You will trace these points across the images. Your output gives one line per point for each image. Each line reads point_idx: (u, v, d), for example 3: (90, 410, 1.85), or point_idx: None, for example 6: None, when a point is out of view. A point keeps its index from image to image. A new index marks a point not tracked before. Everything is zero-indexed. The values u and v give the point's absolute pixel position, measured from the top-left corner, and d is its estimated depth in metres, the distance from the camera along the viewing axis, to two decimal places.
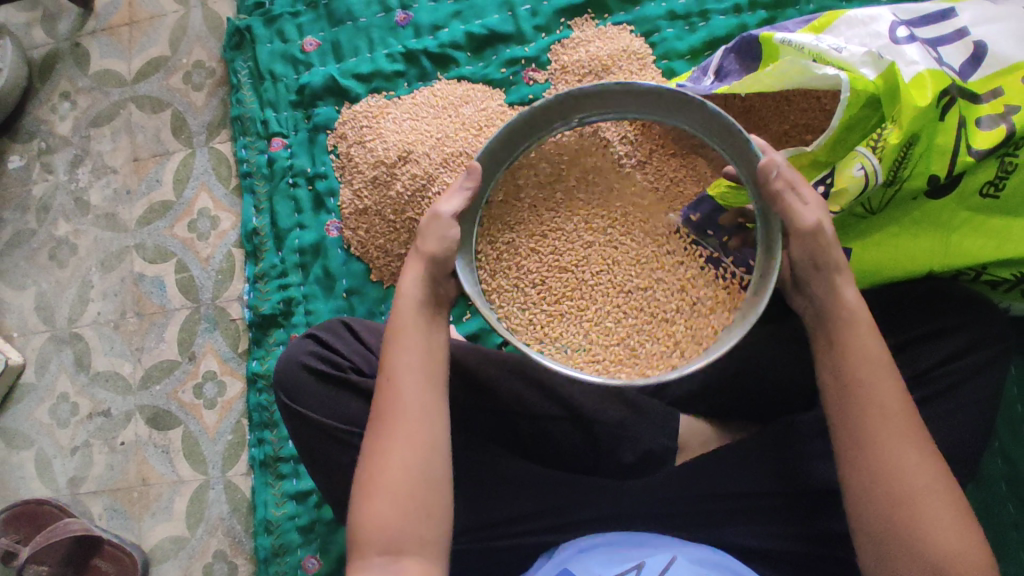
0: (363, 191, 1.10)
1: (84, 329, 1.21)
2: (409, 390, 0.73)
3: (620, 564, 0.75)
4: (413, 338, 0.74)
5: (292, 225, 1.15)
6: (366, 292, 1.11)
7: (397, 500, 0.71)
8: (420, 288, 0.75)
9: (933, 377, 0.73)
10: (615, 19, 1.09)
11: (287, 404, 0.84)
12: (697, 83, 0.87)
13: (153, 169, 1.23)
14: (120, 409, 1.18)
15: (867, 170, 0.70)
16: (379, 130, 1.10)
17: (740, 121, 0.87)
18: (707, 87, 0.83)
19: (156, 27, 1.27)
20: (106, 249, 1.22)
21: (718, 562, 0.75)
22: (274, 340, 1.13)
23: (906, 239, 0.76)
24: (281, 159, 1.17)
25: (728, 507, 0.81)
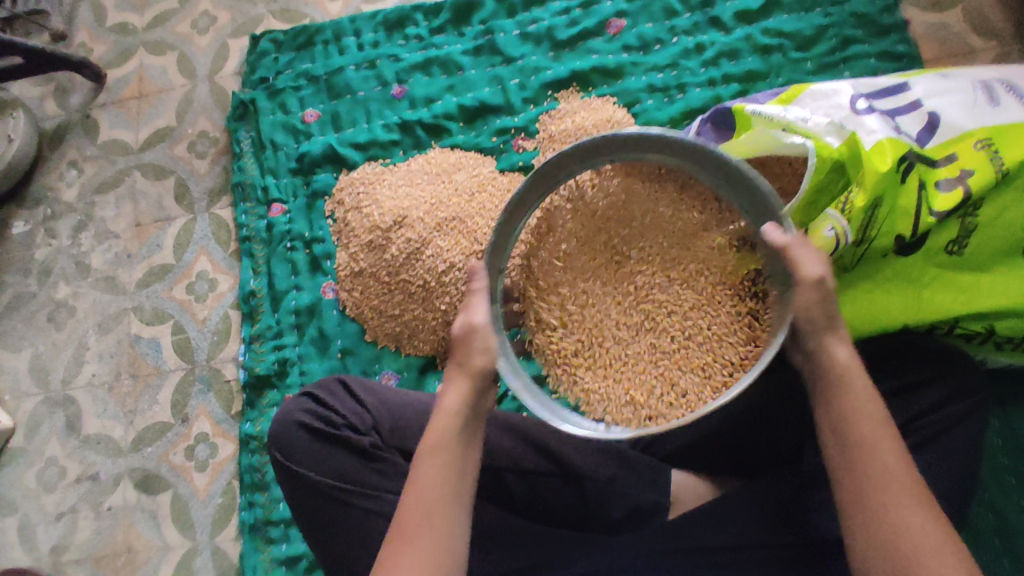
0: (359, 254, 1.14)
1: (78, 391, 1.21)
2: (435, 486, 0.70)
3: None
4: (450, 416, 0.72)
5: (288, 287, 1.18)
6: (361, 352, 1.13)
7: (426, 543, 0.67)
8: (466, 402, 0.73)
9: (915, 427, 0.75)
10: (599, 91, 1.16)
11: (280, 461, 0.85)
12: None
13: (155, 233, 1.27)
14: (109, 472, 1.17)
15: (838, 231, 0.74)
16: (375, 196, 1.14)
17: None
18: None
19: (165, 100, 1.34)
20: (104, 312, 1.24)
21: None
22: (268, 401, 1.13)
23: (880, 295, 0.79)
24: (280, 224, 1.21)
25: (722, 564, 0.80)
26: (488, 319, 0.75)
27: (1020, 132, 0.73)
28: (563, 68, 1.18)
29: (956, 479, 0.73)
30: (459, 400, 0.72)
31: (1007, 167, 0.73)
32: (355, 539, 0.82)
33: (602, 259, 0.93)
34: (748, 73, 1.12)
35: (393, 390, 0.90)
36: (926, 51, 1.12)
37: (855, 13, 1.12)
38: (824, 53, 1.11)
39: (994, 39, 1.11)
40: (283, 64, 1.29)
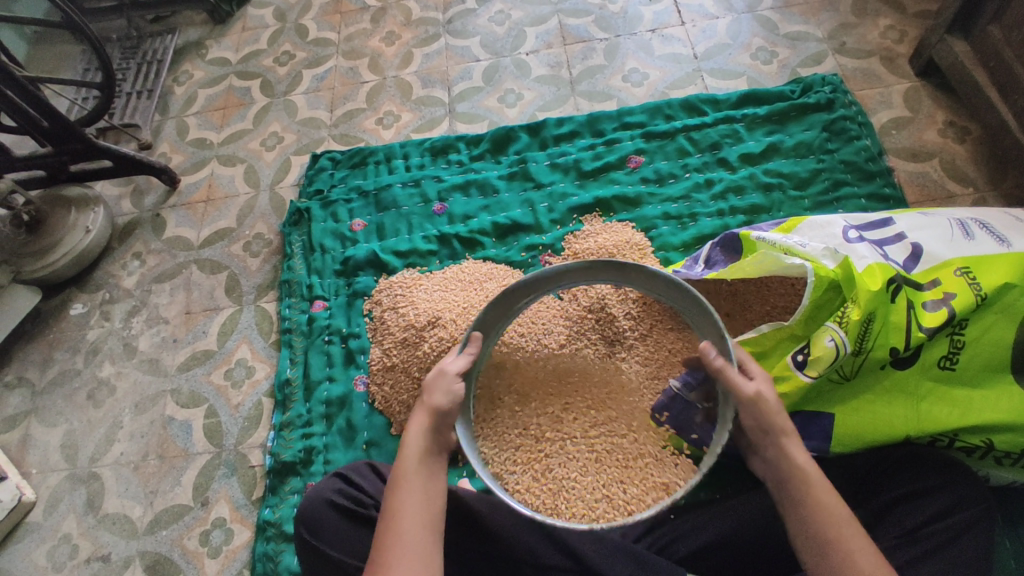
0: (392, 350, 1.22)
1: (103, 468, 1.25)
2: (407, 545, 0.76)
3: None
4: (414, 449, 0.84)
5: (322, 377, 1.25)
6: (385, 444, 1.17)
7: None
8: (424, 439, 0.84)
9: (924, 535, 0.78)
10: (620, 217, 1.30)
11: (308, 540, 0.87)
12: (688, 269, 1.03)
13: (202, 321, 1.36)
14: (120, 554, 1.17)
15: (837, 342, 0.82)
16: (412, 298, 1.25)
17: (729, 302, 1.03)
18: (697, 273, 1.00)
19: (229, 204, 1.49)
20: (143, 392, 1.31)
21: None
22: (290, 488, 1.16)
23: (882, 406, 0.86)
24: (321, 319, 1.30)
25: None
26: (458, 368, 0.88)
27: (993, 262, 0.83)
28: (587, 195, 1.33)
29: None
30: (421, 436, 0.84)
31: (986, 293, 0.82)
32: None
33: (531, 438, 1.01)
34: (752, 207, 1.26)
35: None
36: (910, 195, 1.26)
37: (844, 160, 1.28)
38: (819, 193, 1.25)
39: (970, 186, 1.25)
40: (337, 179, 1.46)
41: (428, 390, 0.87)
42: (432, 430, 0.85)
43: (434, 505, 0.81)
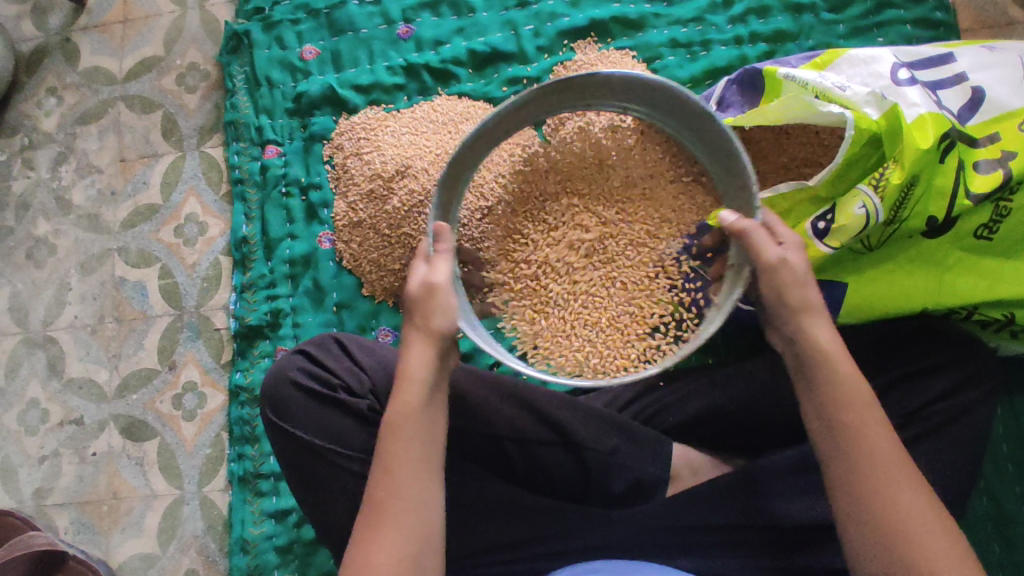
0: (358, 204, 1.09)
1: (59, 332, 1.17)
2: (408, 463, 0.68)
3: None
4: (420, 382, 0.70)
5: (282, 235, 1.13)
6: (357, 306, 1.09)
7: (407, 526, 0.67)
8: (431, 366, 0.70)
9: (926, 415, 0.75)
10: (617, 44, 1.09)
11: (274, 421, 0.83)
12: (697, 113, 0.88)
13: (141, 171, 1.20)
14: (93, 418, 1.14)
15: (869, 209, 0.71)
16: (377, 143, 1.08)
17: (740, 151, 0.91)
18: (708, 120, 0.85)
19: (152, 27, 1.24)
20: (87, 251, 1.19)
21: None
22: (259, 352, 1.10)
23: (901, 277, 0.77)
24: (275, 167, 1.15)
25: (700, 541, 0.79)
26: (449, 278, 0.72)
27: None
28: (581, 17, 1.11)
29: (964, 466, 0.73)
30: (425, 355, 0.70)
31: None
32: (355, 498, 0.80)
33: (552, 300, 0.95)
34: (776, 34, 1.06)
35: (391, 352, 0.88)
36: (964, 20, 1.06)
37: None
38: (857, 16, 1.05)
39: None
40: None
41: (417, 307, 0.71)
42: (442, 353, 0.71)
43: (439, 407, 0.71)
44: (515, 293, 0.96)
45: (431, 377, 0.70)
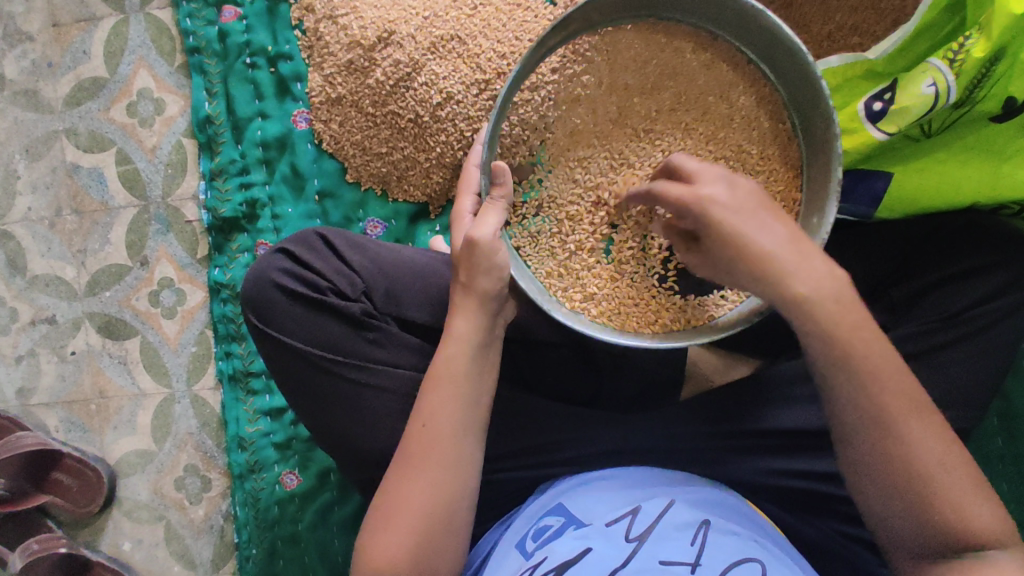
0: (336, 77, 0.96)
1: (14, 226, 1.07)
2: (449, 419, 0.66)
3: (614, 511, 0.66)
4: (467, 343, 0.67)
5: (251, 114, 1.00)
6: (341, 195, 0.99)
7: (432, 475, 0.66)
8: (479, 325, 0.68)
9: (966, 319, 0.70)
10: None
11: (259, 325, 0.76)
12: None
13: (78, 37, 1.06)
14: (66, 316, 1.07)
15: (939, 86, 0.66)
16: (353, 3, 0.94)
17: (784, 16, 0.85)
18: None
19: None
20: (30, 133, 1.06)
21: (719, 500, 0.68)
22: (237, 246, 1.01)
23: (955, 167, 0.71)
24: (235, 33, 1.01)
25: (718, 447, 0.75)
26: (495, 233, 0.67)
27: None
28: None
29: (996, 368, 0.70)
30: (472, 320, 0.68)
31: None
32: (352, 405, 0.76)
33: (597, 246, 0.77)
34: None
35: (381, 247, 0.80)
36: None
37: None
38: None
39: None
40: None
41: (463, 264, 0.68)
42: (489, 314, 0.68)
43: (489, 364, 0.69)
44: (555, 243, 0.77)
45: (479, 338, 0.68)
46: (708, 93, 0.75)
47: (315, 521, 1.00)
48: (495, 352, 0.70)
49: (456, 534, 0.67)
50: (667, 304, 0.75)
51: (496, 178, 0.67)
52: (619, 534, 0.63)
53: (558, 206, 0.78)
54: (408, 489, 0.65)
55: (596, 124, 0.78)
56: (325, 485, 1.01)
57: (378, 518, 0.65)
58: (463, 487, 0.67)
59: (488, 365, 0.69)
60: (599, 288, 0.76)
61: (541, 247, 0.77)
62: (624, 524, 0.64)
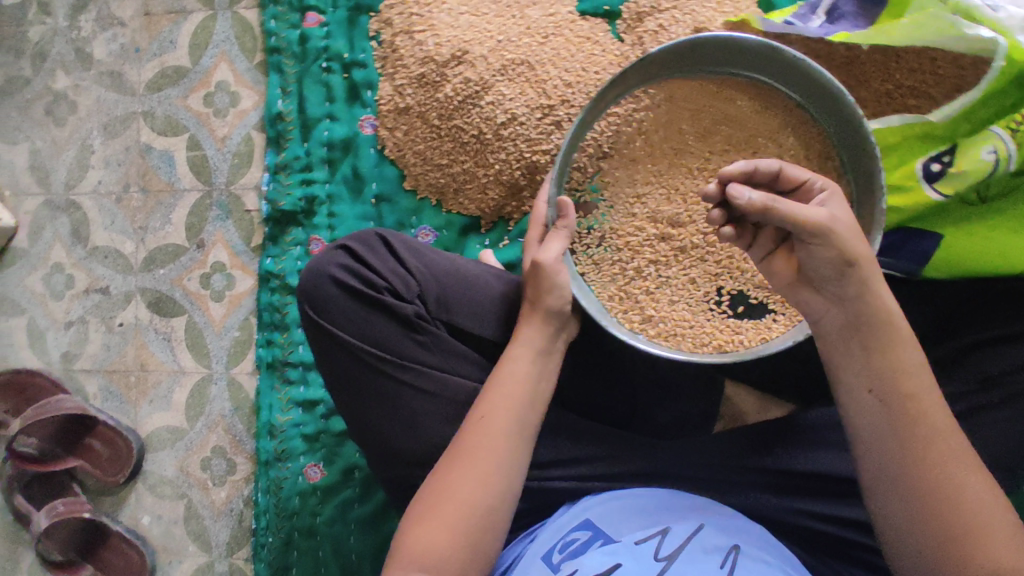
0: (406, 88, 1.01)
1: (82, 198, 1.12)
2: (503, 407, 0.70)
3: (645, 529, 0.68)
4: (528, 349, 0.73)
5: (321, 115, 1.05)
6: (397, 201, 1.03)
7: (483, 461, 0.68)
8: (542, 337, 0.74)
9: (1004, 385, 0.71)
10: None
11: (314, 319, 0.79)
12: (803, 20, 0.87)
13: (167, 27, 1.12)
14: (119, 288, 1.11)
15: (998, 154, 0.72)
16: (431, 21, 0.99)
17: (841, 71, 0.89)
18: (818, 30, 0.85)
19: None
20: (110, 112, 1.12)
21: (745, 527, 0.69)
22: (292, 239, 1.05)
23: (1002, 236, 0.73)
24: (315, 38, 1.06)
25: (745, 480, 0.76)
26: (558, 257, 0.74)
27: None
28: None
29: None
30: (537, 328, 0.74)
31: None
32: (392, 402, 0.78)
33: (653, 272, 0.89)
34: None
35: (437, 255, 0.83)
36: None
37: None
38: None
39: None
40: None
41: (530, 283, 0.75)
42: (554, 326, 0.74)
43: (547, 371, 0.74)
44: (618, 270, 0.89)
45: (540, 346, 0.73)
46: (759, 136, 0.86)
47: (334, 515, 1.02)
48: (555, 361, 0.75)
49: (498, 529, 0.68)
50: (722, 326, 0.86)
51: (562, 211, 0.74)
52: (648, 552, 0.65)
53: (619, 236, 0.90)
54: (457, 473, 0.68)
55: (653, 161, 0.90)
56: (348, 481, 1.02)
57: (427, 502, 0.67)
58: (511, 478, 0.69)
59: (548, 371, 0.74)
60: (657, 310, 0.87)
61: (602, 273, 0.88)
62: (654, 543, 0.66)
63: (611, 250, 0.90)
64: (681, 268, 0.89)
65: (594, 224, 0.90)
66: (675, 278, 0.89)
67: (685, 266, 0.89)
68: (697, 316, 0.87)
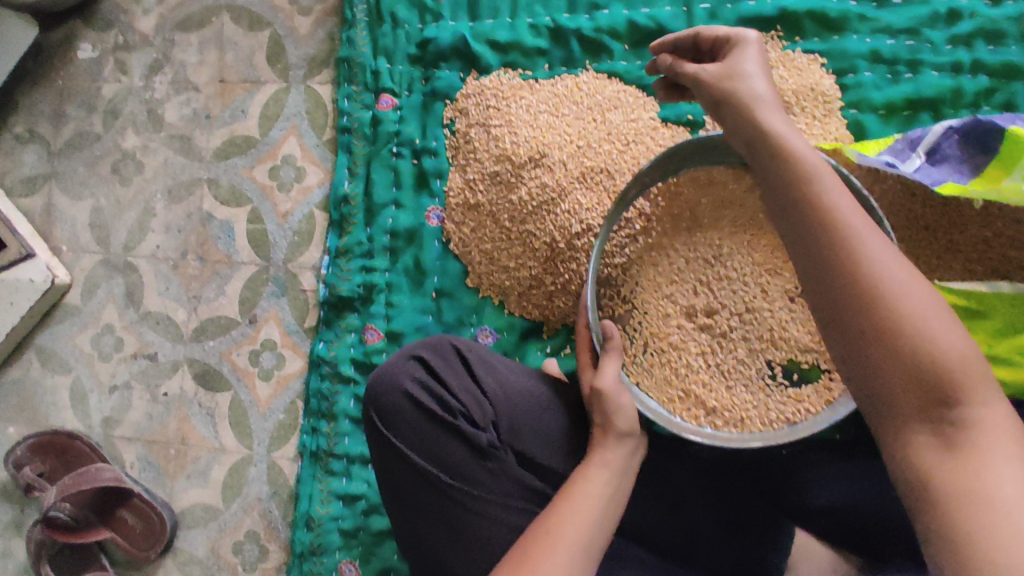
0: (478, 183, 0.98)
1: (139, 260, 1.11)
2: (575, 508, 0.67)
3: None
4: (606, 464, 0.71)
5: (387, 201, 1.03)
6: (459, 297, 0.99)
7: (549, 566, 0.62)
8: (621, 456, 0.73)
9: None
10: (806, 46, 0.98)
11: (382, 430, 0.76)
12: (902, 156, 0.83)
13: (240, 96, 1.11)
14: (168, 356, 1.09)
15: None
16: (509, 118, 0.97)
17: (933, 214, 0.85)
18: (920, 172, 0.80)
19: None
20: (175, 177, 1.11)
21: None
22: (347, 326, 1.02)
23: None
24: (388, 122, 1.04)
25: None
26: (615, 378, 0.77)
27: None
28: (770, 4, 0.99)
29: None
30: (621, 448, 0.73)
31: None
32: (449, 535, 0.74)
33: (703, 357, 0.91)
34: (1005, 68, 0.94)
35: (513, 373, 0.80)
36: None
37: None
38: None
39: None
40: None
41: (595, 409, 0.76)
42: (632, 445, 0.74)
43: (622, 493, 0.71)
44: (670, 367, 0.91)
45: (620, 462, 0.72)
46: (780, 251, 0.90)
47: None
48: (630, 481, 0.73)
49: None
50: (785, 398, 0.88)
51: (607, 333, 0.80)
52: None
53: (660, 331, 0.92)
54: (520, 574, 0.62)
55: (676, 251, 0.93)
56: None
57: None
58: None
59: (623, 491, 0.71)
60: (717, 399, 0.89)
61: (657, 375, 0.91)
62: None
63: (658, 346, 0.92)
64: (733, 351, 0.90)
65: (636, 328, 0.93)
66: (728, 360, 0.90)
67: (736, 349, 0.90)
68: (754, 391, 0.89)
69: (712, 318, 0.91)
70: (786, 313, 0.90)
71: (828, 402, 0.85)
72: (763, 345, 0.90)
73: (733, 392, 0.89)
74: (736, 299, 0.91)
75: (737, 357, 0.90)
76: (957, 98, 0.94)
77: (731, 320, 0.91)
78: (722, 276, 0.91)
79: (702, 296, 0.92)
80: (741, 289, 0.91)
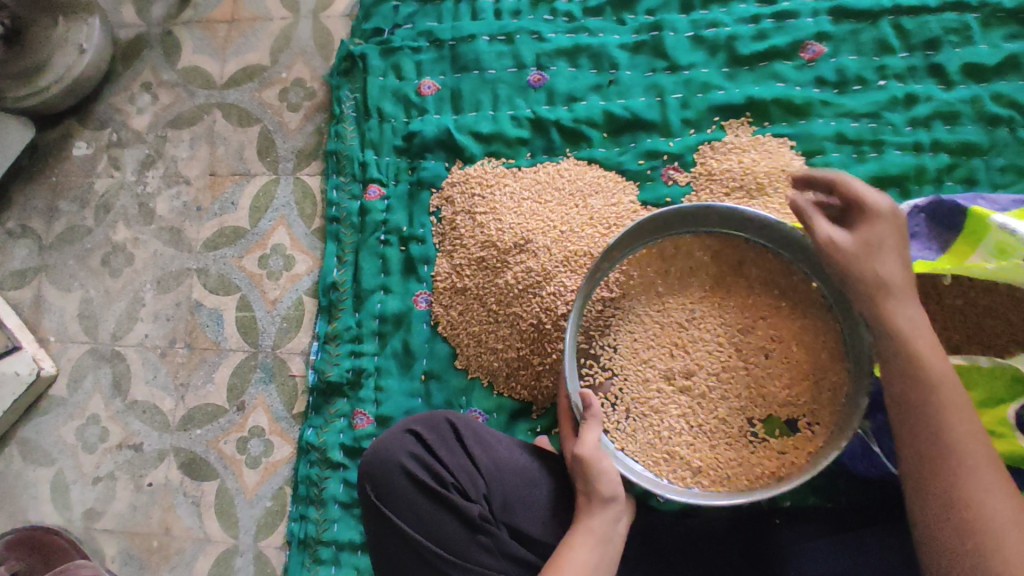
0: (465, 268, 1.02)
1: (127, 349, 1.12)
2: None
3: None
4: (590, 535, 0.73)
5: (375, 287, 1.06)
6: (447, 379, 1.02)
7: None
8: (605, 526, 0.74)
9: None
10: (776, 130, 1.04)
11: (376, 502, 0.79)
12: None
13: (230, 188, 1.15)
14: (153, 446, 1.09)
15: None
16: (494, 205, 1.02)
17: None
18: None
19: (257, 31, 1.20)
20: (165, 267, 1.14)
21: None
22: (336, 410, 1.04)
23: None
24: (376, 211, 1.09)
25: None
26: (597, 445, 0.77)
27: None
28: (738, 92, 1.05)
29: None
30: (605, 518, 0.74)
31: None
32: None
33: (682, 415, 0.88)
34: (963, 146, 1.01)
35: (504, 444, 0.82)
36: None
37: None
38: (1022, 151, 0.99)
39: None
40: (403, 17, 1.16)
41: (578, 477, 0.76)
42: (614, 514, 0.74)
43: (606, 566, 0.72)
44: (649, 428, 0.89)
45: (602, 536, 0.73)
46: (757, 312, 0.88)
47: None
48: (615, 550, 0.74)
49: None
50: (767, 455, 0.85)
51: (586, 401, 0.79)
52: None
53: (637, 395, 0.90)
54: None
55: (650, 304, 0.92)
56: None
57: None
58: None
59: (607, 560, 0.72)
60: (698, 457, 0.86)
61: (641, 442, 0.88)
62: None
63: (637, 408, 0.90)
64: (711, 409, 0.88)
65: (615, 396, 0.91)
66: (707, 419, 0.88)
67: (716, 407, 0.88)
68: (736, 449, 0.86)
69: (688, 376, 0.89)
70: (762, 368, 0.87)
71: (810, 453, 0.82)
72: (742, 401, 0.87)
73: (714, 450, 0.86)
74: (710, 357, 0.89)
75: (716, 416, 0.88)
76: (921, 174, 1.00)
77: (709, 377, 0.88)
78: (696, 333, 0.90)
79: (677, 352, 0.90)
80: (715, 344, 0.89)
